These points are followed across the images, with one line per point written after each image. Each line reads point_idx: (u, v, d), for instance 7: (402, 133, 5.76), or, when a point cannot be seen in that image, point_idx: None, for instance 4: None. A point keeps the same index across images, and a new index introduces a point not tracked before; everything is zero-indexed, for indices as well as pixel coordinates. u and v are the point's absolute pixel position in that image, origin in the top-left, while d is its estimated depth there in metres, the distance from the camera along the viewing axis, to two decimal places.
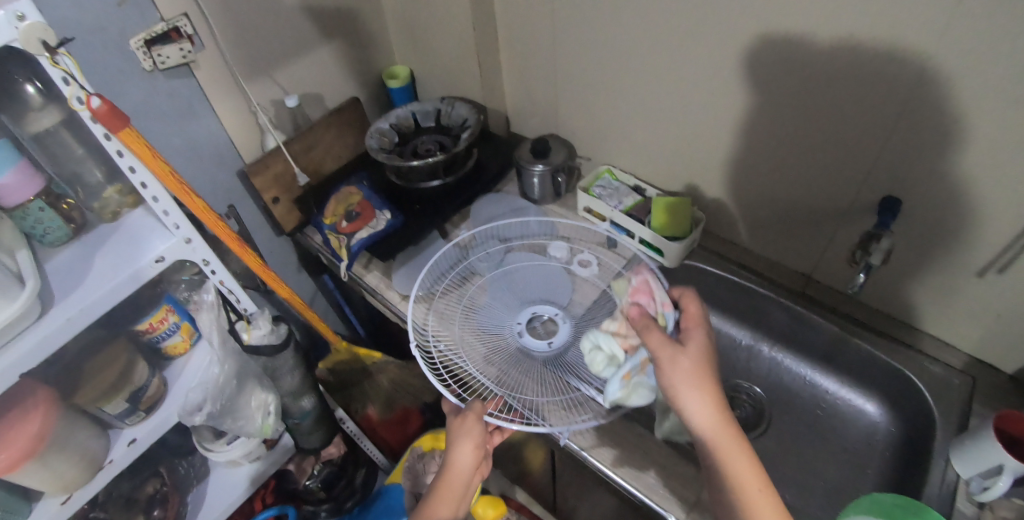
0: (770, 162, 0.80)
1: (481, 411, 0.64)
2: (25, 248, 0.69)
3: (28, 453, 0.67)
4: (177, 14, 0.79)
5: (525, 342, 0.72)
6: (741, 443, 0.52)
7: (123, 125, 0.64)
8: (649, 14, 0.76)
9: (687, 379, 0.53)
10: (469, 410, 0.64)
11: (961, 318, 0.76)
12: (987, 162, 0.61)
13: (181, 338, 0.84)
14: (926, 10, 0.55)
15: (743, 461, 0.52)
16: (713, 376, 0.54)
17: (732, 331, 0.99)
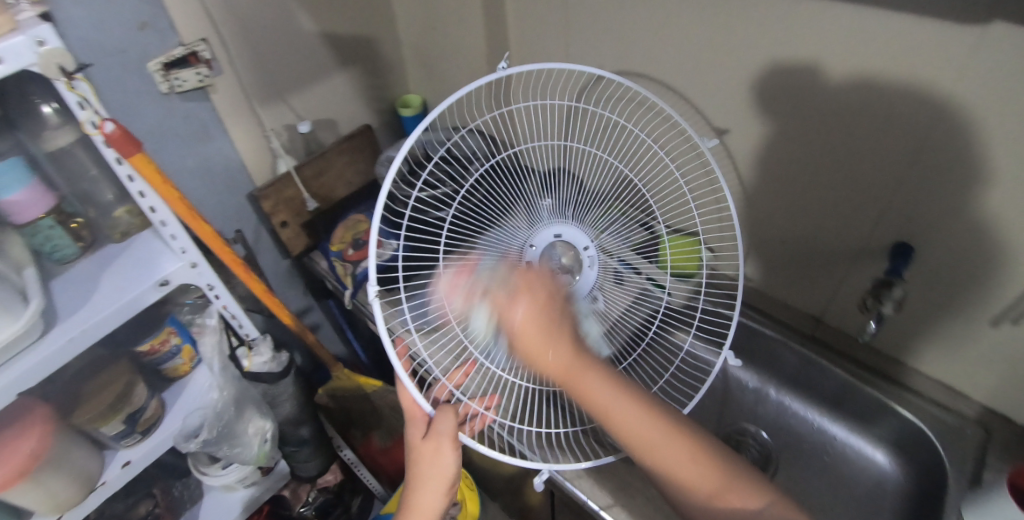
0: (785, 197, 0.81)
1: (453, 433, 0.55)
2: (34, 265, 0.68)
3: (23, 471, 0.66)
4: (197, 39, 0.81)
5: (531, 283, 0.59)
6: (603, 377, 0.52)
7: (137, 150, 0.60)
8: (673, 43, 0.78)
9: (529, 333, 0.51)
10: (439, 432, 0.55)
11: (974, 364, 0.74)
12: (996, 211, 0.61)
13: (182, 361, 0.85)
14: (946, 45, 0.55)
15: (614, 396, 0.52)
16: (555, 322, 0.53)
17: (742, 375, 0.95)
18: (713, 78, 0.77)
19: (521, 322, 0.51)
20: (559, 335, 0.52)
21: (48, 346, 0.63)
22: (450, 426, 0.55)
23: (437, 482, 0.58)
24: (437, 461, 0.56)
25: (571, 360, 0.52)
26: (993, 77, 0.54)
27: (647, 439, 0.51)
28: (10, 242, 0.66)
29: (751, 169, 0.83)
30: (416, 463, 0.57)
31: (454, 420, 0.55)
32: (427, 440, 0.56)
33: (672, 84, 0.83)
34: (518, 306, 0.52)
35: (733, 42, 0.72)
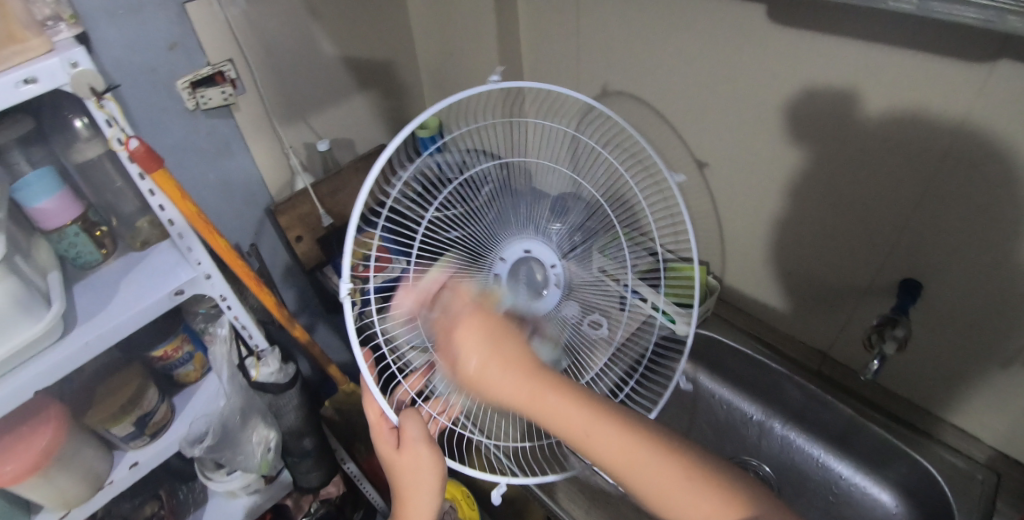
0: (794, 227, 0.81)
1: (422, 436, 0.56)
2: (57, 270, 0.71)
3: (34, 467, 0.68)
4: (223, 60, 0.85)
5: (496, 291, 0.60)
6: (556, 394, 0.45)
7: (158, 166, 0.63)
8: (683, 71, 0.80)
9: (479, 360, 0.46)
10: (410, 440, 0.56)
11: (986, 406, 0.73)
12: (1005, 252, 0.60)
13: (193, 368, 0.88)
14: (955, 77, 0.56)
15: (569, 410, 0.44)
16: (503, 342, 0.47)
17: (746, 407, 0.94)
18: (724, 106, 0.78)
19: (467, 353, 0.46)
20: (506, 340, 0.47)
21: (66, 348, 0.65)
22: (419, 431, 0.56)
23: (429, 483, 0.58)
24: (419, 465, 0.57)
25: (519, 362, 0.47)
26: (1002, 112, 0.55)
27: (617, 452, 0.44)
28: (37, 247, 0.70)
29: (759, 199, 0.83)
30: (401, 472, 0.58)
31: (423, 423, 0.56)
32: (405, 447, 0.56)
33: (681, 114, 0.84)
34: (465, 310, 0.49)
35: (740, 74, 0.73)
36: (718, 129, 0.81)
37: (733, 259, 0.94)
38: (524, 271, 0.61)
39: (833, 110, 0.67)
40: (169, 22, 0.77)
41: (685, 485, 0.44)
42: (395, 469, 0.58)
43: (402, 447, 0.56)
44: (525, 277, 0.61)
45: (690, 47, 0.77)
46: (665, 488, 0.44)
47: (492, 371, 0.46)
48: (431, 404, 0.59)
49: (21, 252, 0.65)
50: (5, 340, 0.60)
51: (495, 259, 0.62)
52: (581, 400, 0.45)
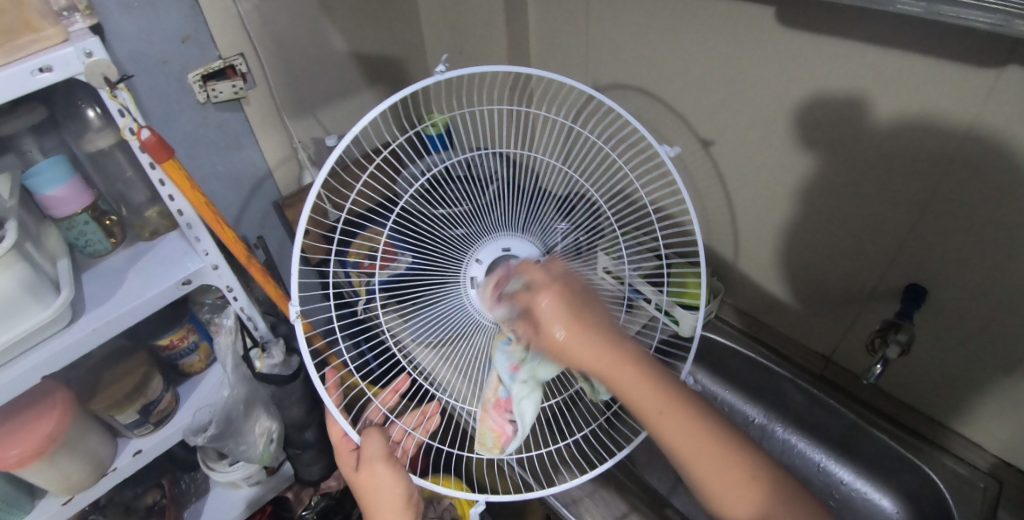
0: (801, 230, 0.81)
1: (379, 454, 0.55)
2: (66, 257, 0.72)
3: (39, 451, 0.69)
4: (235, 54, 0.85)
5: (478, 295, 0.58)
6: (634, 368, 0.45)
7: (169, 157, 0.63)
8: (692, 72, 0.80)
9: (556, 321, 0.45)
10: (366, 456, 0.56)
11: (987, 414, 0.73)
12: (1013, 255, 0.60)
13: (198, 358, 0.89)
14: (962, 83, 0.56)
15: (639, 381, 0.45)
16: (584, 313, 0.46)
17: (748, 411, 0.93)
18: (732, 109, 0.78)
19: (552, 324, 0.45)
20: (588, 310, 0.46)
21: (73, 334, 0.66)
22: (379, 448, 0.56)
23: (392, 499, 0.57)
24: (378, 485, 0.57)
25: (604, 336, 0.46)
26: (1011, 116, 0.55)
27: (678, 428, 0.45)
28: (47, 234, 0.70)
29: (766, 203, 0.83)
30: (364, 493, 0.58)
31: (381, 441, 0.56)
32: (362, 468, 0.56)
33: (688, 116, 0.85)
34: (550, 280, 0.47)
35: (748, 75, 0.74)
36: (726, 133, 0.81)
37: (740, 262, 0.94)
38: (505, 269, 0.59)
39: (843, 114, 0.67)
40: (182, 14, 0.78)
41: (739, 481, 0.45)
42: (358, 484, 0.58)
43: (357, 467, 0.56)
44: None
45: (698, 48, 0.77)
46: (717, 478, 0.45)
47: (594, 350, 0.45)
48: (406, 419, 0.62)
49: (31, 238, 0.66)
50: (13, 324, 0.61)
51: (473, 259, 0.59)
52: (654, 377, 0.46)
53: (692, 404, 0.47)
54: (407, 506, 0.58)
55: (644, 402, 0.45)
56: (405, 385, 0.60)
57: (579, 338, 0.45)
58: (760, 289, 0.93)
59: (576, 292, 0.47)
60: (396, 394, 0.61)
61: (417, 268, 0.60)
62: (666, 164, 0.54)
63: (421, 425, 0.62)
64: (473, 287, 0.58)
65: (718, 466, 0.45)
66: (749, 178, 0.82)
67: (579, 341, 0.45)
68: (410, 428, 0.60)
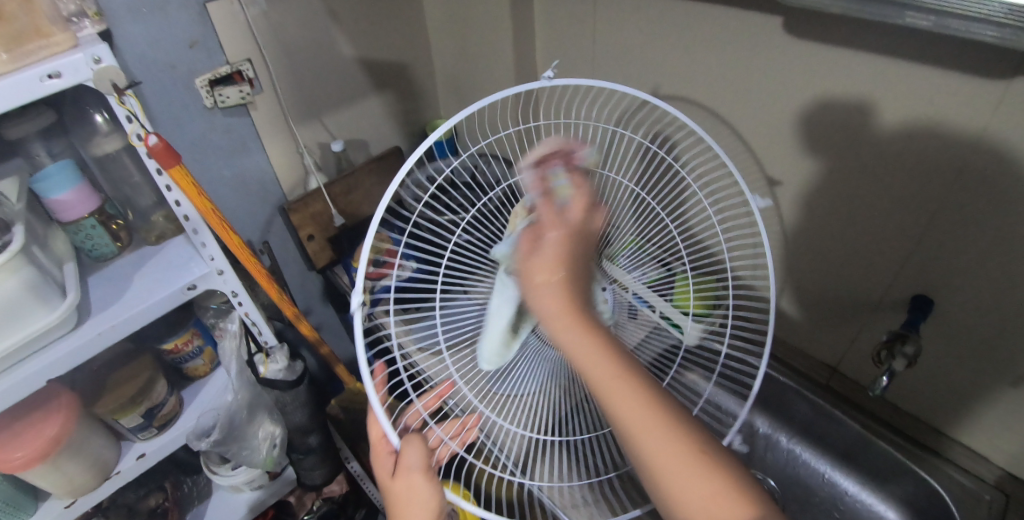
0: (807, 240, 0.81)
1: (421, 467, 0.53)
2: (72, 260, 0.72)
3: (44, 453, 0.69)
4: (242, 59, 0.86)
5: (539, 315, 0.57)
6: (590, 325, 0.44)
7: (176, 162, 0.64)
8: (698, 82, 0.80)
9: (537, 261, 0.46)
10: (405, 467, 0.53)
11: (994, 427, 0.72)
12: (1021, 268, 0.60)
13: (202, 362, 0.89)
14: (971, 95, 0.56)
15: (583, 343, 0.43)
16: (572, 257, 0.47)
17: (752, 421, 0.93)
18: (738, 120, 0.78)
19: (536, 249, 0.46)
20: (577, 262, 0.47)
21: (78, 338, 0.66)
22: (419, 461, 0.53)
23: (425, 514, 0.55)
24: (411, 496, 0.54)
25: (578, 294, 0.46)
26: (1018, 128, 0.54)
27: (632, 404, 0.41)
28: (54, 238, 0.71)
29: (771, 212, 0.83)
30: (396, 503, 0.55)
31: (422, 450, 0.53)
32: (397, 476, 0.53)
33: (693, 124, 0.85)
34: (552, 217, 0.48)
35: (753, 86, 0.74)
36: (732, 142, 0.81)
37: None
38: None
39: (846, 125, 0.67)
40: (191, 21, 0.79)
41: (688, 469, 0.39)
42: (388, 488, 0.56)
43: (395, 476, 0.53)
44: None
45: (704, 58, 0.77)
46: (665, 465, 0.40)
47: (557, 289, 0.45)
48: (445, 427, 0.58)
49: (38, 242, 0.66)
50: (20, 327, 0.61)
51: None
52: (608, 340, 0.44)
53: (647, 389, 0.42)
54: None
55: (599, 377, 0.42)
56: (449, 392, 0.57)
57: (551, 280, 0.45)
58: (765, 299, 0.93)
59: (581, 242, 0.48)
60: (438, 399, 0.57)
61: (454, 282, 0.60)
62: (754, 216, 0.55)
63: (459, 436, 0.57)
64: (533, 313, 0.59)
65: (666, 459, 0.40)
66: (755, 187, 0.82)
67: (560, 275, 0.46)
68: (448, 438, 0.56)
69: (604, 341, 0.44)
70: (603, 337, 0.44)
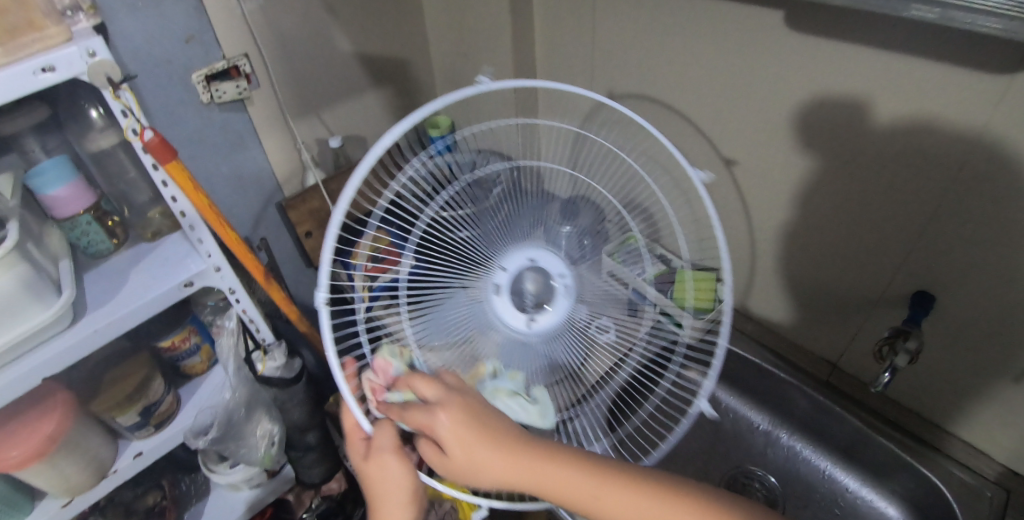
0: (808, 236, 0.80)
1: (392, 448, 0.54)
2: (68, 257, 0.71)
3: (40, 452, 0.69)
4: (239, 54, 0.85)
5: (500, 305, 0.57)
6: (542, 455, 0.48)
7: (172, 158, 0.63)
8: (699, 76, 0.79)
9: (463, 443, 0.47)
10: (376, 449, 0.54)
11: (994, 423, 0.72)
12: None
13: (199, 359, 0.89)
14: (975, 90, 0.55)
15: (551, 474, 0.47)
16: (480, 415, 0.49)
17: (752, 417, 0.93)
18: (737, 116, 0.78)
19: (453, 447, 0.47)
20: (485, 415, 0.49)
21: (74, 336, 0.65)
22: (390, 441, 0.54)
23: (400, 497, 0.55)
24: (385, 478, 0.54)
25: (513, 439, 0.49)
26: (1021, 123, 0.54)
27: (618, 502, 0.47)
28: (49, 234, 0.70)
29: (770, 208, 0.83)
30: (371, 483, 0.56)
31: (394, 433, 0.54)
32: (369, 459, 0.54)
33: (693, 119, 0.84)
34: (440, 403, 0.48)
35: (755, 80, 0.73)
36: (733, 137, 0.81)
37: (744, 267, 0.93)
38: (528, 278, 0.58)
39: (846, 120, 0.67)
40: (186, 15, 0.78)
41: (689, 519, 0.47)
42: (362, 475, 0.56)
43: (367, 458, 0.54)
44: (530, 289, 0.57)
45: (705, 52, 0.77)
46: None
47: (502, 465, 0.47)
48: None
49: (33, 239, 0.65)
50: (16, 324, 0.60)
51: (496, 268, 0.57)
52: (563, 459, 0.48)
53: (617, 474, 0.48)
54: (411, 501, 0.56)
55: (579, 496, 0.47)
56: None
57: (488, 460, 0.47)
58: (765, 295, 0.92)
59: (472, 401, 0.49)
60: None
61: (422, 271, 0.58)
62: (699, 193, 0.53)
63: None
64: (496, 295, 0.57)
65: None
66: (756, 182, 0.82)
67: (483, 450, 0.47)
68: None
69: (560, 460, 0.48)
70: (557, 458, 0.48)
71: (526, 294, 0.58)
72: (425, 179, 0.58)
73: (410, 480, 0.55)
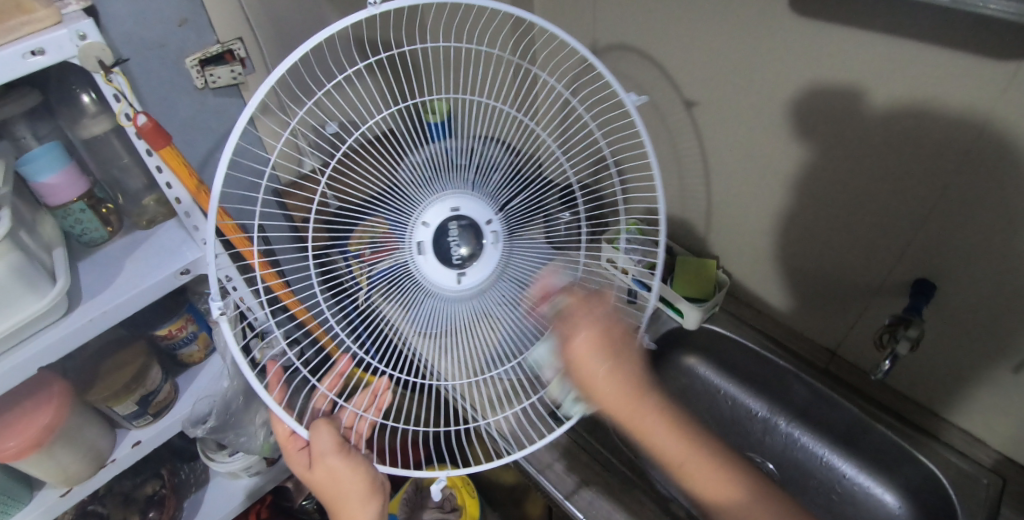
0: (809, 225, 0.80)
1: (331, 446, 0.57)
2: (62, 245, 0.70)
3: (37, 442, 0.68)
4: (233, 38, 0.84)
5: (427, 266, 0.58)
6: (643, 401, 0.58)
7: (166, 143, 0.62)
8: (700, 61, 0.78)
9: (580, 351, 0.57)
10: (320, 453, 0.57)
11: (993, 412, 0.72)
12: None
13: (196, 348, 0.88)
14: (983, 78, 0.55)
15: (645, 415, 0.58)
16: (612, 344, 0.57)
17: (750, 404, 0.94)
18: (740, 102, 0.77)
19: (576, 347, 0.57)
20: (618, 351, 0.58)
21: (70, 325, 0.65)
22: (329, 443, 0.57)
23: (356, 489, 0.59)
24: (335, 479, 0.58)
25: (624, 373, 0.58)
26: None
27: (691, 462, 0.58)
28: (42, 222, 0.69)
29: (771, 196, 0.82)
30: (324, 486, 0.60)
31: (331, 434, 0.57)
32: (316, 464, 0.57)
33: (697, 103, 0.83)
34: (582, 315, 0.57)
35: (758, 64, 0.72)
36: (733, 125, 0.80)
37: (742, 255, 0.93)
38: (455, 235, 0.58)
39: (850, 108, 0.66)
40: None
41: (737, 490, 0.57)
42: (317, 481, 0.59)
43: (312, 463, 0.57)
44: (454, 247, 0.58)
45: (706, 36, 0.76)
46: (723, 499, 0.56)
47: (614, 388, 0.57)
48: (356, 400, 0.62)
49: (26, 227, 0.64)
50: (9, 314, 0.60)
51: (419, 226, 0.58)
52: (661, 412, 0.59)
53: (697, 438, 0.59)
54: (372, 491, 0.60)
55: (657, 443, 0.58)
56: (346, 368, 0.61)
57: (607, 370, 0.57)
58: (765, 283, 0.92)
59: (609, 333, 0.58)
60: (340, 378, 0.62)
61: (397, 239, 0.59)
62: (631, 115, 0.50)
63: (372, 404, 0.62)
64: (421, 255, 0.58)
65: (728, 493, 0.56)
66: (757, 169, 0.81)
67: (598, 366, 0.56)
68: (361, 410, 0.61)
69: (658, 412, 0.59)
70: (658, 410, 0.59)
71: (455, 251, 0.58)
72: (419, 166, 0.59)
73: (360, 471, 0.59)
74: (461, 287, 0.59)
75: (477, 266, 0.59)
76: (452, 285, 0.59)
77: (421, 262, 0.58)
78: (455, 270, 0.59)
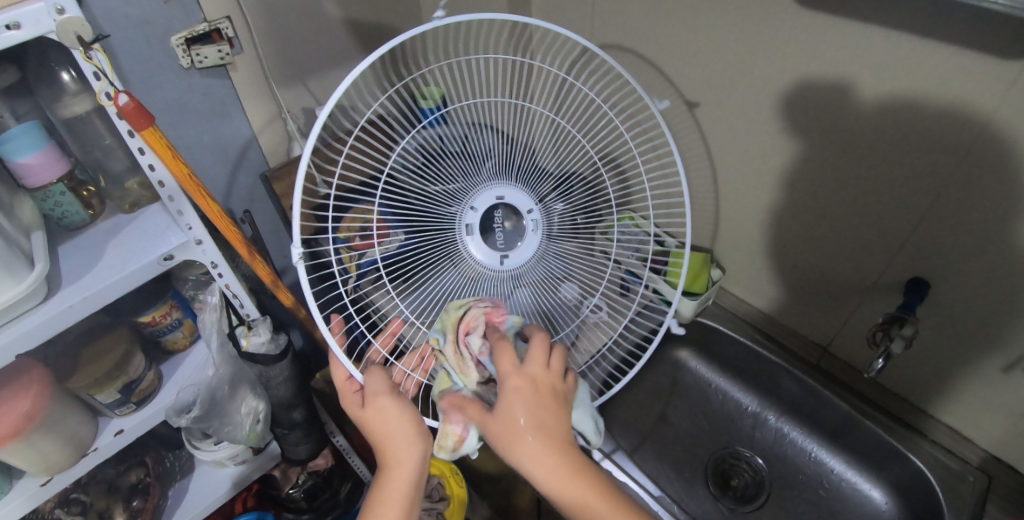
0: (802, 221, 0.79)
1: (383, 388, 0.58)
2: (41, 229, 0.68)
3: (15, 431, 0.66)
4: (220, 17, 0.81)
5: (472, 244, 0.59)
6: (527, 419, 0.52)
7: (149, 124, 0.59)
8: (700, 52, 0.77)
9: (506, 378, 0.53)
10: (374, 391, 0.58)
11: (983, 411, 0.73)
12: None
13: (181, 335, 0.87)
14: (989, 76, 0.54)
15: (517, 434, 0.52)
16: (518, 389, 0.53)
17: (741, 398, 0.93)
18: (741, 93, 0.75)
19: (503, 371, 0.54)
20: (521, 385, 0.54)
21: (48, 311, 0.63)
22: (384, 384, 0.58)
23: (404, 433, 0.58)
24: (384, 420, 0.58)
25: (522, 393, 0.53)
26: None
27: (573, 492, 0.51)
28: (20, 205, 0.67)
29: (766, 191, 0.81)
30: (372, 432, 0.59)
31: (385, 375, 0.58)
32: (369, 404, 0.58)
33: (693, 97, 0.82)
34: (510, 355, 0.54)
35: (758, 57, 0.71)
36: (729, 119, 0.79)
37: (735, 250, 0.93)
38: (500, 217, 0.59)
39: (839, 102, 0.66)
40: None
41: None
42: (364, 424, 0.59)
43: (365, 403, 0.57)
44: (498, 226, 0.59)
45: (706, 26, 0.74)
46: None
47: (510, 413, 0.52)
48: (406, 360, 0.62)
49: (3, 209, 0.62)
50: None
51: (466, 208, 0.59)
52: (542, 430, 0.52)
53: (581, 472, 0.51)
54: (418, 435, 0.58)
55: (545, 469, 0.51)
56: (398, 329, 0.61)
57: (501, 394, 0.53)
58: (759, 279, 0.92)
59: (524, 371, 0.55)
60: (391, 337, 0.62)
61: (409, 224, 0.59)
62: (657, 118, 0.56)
63: (420, 366, 0.62)
64: (468, 235, 0.59)
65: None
66: (754, 164, 0.80)
67: (527, 437, 0.51)
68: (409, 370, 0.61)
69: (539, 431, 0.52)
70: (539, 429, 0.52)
71: (499, 230, 0.60)
72: (413, 152, 0.58)
73: (409, 414, 0.58)
74: (502, 266, 0.60)
75: (514, 250, 0.60)
76: (493, 264, 0.60)
77: (467, 240, 0.59)
78: (497, 251, 0.60)
